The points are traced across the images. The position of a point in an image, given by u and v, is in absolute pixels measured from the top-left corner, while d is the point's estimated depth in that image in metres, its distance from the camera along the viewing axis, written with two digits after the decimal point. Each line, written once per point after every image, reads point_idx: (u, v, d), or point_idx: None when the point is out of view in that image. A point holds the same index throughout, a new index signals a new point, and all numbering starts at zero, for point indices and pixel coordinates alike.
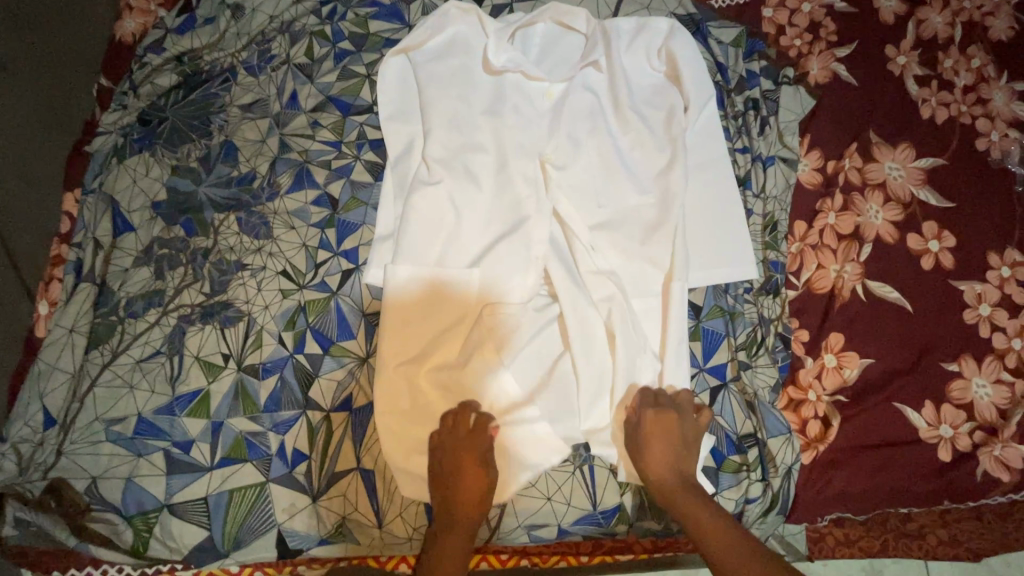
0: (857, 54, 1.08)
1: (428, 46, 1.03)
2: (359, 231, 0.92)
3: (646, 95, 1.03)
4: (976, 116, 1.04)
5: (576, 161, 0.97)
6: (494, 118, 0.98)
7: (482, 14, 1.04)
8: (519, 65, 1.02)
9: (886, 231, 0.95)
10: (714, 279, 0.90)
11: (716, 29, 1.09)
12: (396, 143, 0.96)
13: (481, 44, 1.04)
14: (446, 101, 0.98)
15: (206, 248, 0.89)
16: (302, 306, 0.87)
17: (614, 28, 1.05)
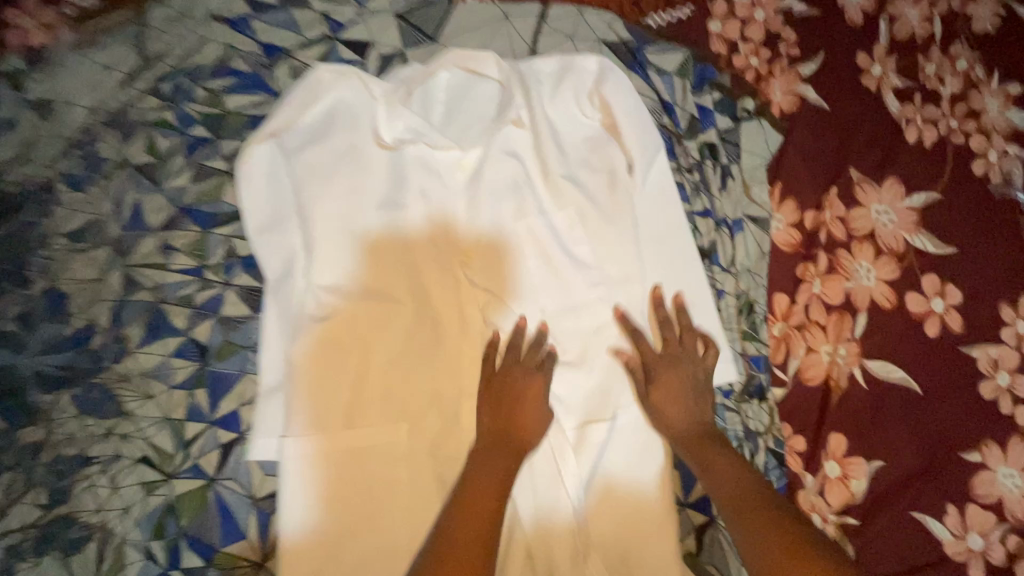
0: (825, 70, 0.90)
1: (302, 124, 0.81)
2: (239, 386, 0.73)
3: (583, 152, 0.85)
4: (969, 132, 0.87)
5: (506, 256, 0.80)
6: (398, 213, 0.79)
7: (366, 75, 0.83)
8: (422, 137, 0.83)
9: (880, 296, 0.80)
10: (684, 384, 0.71)
11: (655, 55, 0.90)
12: (272, 264, 0.74)
13: (369, 112, 0.83)
14: (333, 202, 0.78)
15: (34, 443, 0.65)
16: (172, 505, 0.68)
17: (533, 73, 0.85)
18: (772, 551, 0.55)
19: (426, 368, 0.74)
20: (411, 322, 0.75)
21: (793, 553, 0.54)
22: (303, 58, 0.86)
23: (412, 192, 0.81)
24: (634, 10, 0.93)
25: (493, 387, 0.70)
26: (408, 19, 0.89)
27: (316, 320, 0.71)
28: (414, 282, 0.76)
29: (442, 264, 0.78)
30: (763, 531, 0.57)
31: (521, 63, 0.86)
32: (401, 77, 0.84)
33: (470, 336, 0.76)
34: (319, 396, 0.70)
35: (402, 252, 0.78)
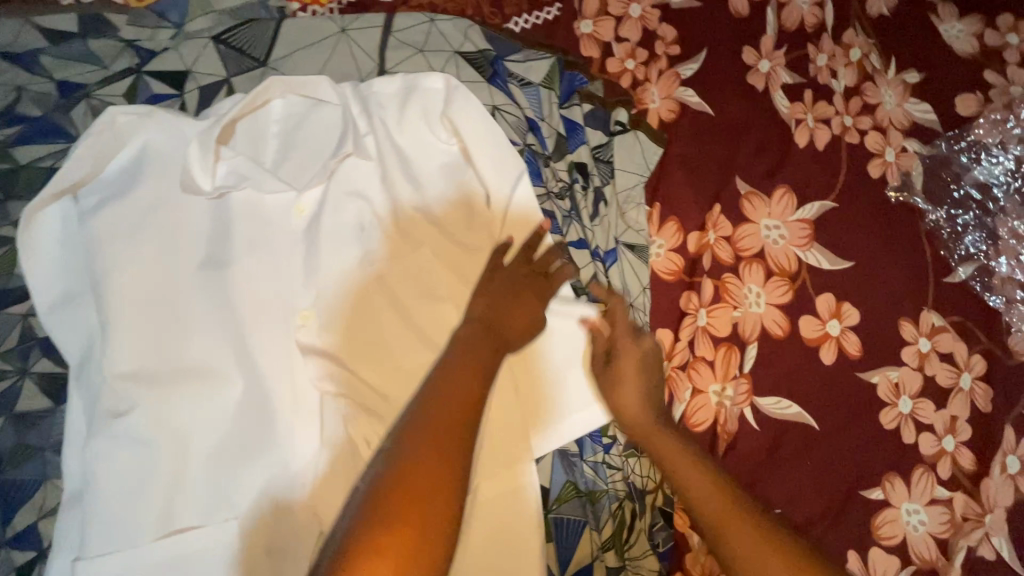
0: (708, 69, 0.81)
1: (104, 177, 0.70)
2: (38, 496, 0.64)
3: (436, 184, 0.74)
4: (865, 130, 0.79)
5: (350, 312, 0.70)
6: (222, 276, 0.69)
7: (174, 112, 0.71)
8: (247, 179, 0.71)
9: (772, 323, 0.72)
10: (546, 434, 0.66)
11: (517, 65, 0.80)
12: (73, 347, 0.66)
13: (181, 154, 0.71)
14: (139, 268, 0.67)
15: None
16: None
17: (377, 99, 0.75)
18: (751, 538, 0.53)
19: (251, 457, 0.64)
20: (233, 407, 0.66)
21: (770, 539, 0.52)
22: (105, 96, 0.75)
23: (237, 249, 0.70)
24: (495, 14, 0.83)
25: (484, 315, 0.61)
26: (230, 42, 0.77)
27: (114, 417, 0.62)
28: (240, 357, 0.67)
29: (273, 329, 0.68)
30: (735, 518, 0.55)
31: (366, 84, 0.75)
32: (218, 112, 0.72)
33: (304, 414, 0.66)
34: (122, 505, 0.61)
35: (226, 322, 0.68)
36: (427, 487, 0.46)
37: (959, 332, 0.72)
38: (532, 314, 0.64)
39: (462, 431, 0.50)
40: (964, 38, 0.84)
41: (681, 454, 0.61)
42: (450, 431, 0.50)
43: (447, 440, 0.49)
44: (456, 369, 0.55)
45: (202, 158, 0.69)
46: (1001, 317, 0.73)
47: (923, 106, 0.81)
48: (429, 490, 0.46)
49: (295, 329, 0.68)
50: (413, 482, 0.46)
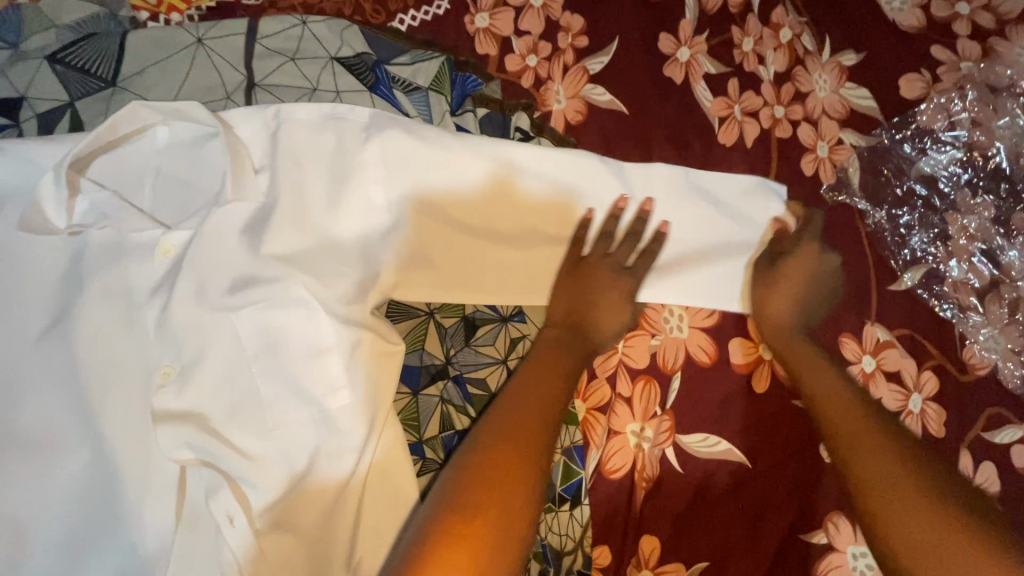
0: (619, 62, 0.72)
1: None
2: None
3: (337, 227, 0.63)
4: (799, 120, 0.71)
5: (219, 378, 0.59)
6: (61, 335, 0.59)
7: (28, 139, 0.60)
8: (107, 219, 0.60)
9: (698, 349, 0.64)
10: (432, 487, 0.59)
11: (404, 67, 0.71)
12: None
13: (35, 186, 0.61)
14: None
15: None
16: None
17: (290, 125, 0.61)
18: (887, 464, 0.51)
19: (96, 538, 0.57)
20: (69, 487, 0.57)
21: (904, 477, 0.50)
22: None
23: (97, 303, 0.60)
24: (378, 13, 0.74)
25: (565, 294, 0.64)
26: (68, 60, 0.68)
27: None
28: (82, 427, 0.58)
29: (129, 391, 0.59)
30: (869, 447, 0.53)
31: (282, 108, 0.61)
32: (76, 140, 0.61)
33: (156, 488, 0.58)
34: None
35: (84, 386, 0.59)
36: (493, 472, 0.47)
37: (908, 347, 0.64)
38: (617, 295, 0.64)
39: (534, 438, 0.51)
40: (907, 11, 0.75)
41: (818, 387, 0.59)
42: (517, 425, 0.52)
43: (518, 435, 0.51)
44: (541, 368, 0.57)
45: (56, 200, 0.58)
46: (953, 328, 0.65)
47: (861, 92, 0.72)
48: (505, 477, 0.47)
49: (155, 389, 0.58)
50: (495, 463, 0.48)
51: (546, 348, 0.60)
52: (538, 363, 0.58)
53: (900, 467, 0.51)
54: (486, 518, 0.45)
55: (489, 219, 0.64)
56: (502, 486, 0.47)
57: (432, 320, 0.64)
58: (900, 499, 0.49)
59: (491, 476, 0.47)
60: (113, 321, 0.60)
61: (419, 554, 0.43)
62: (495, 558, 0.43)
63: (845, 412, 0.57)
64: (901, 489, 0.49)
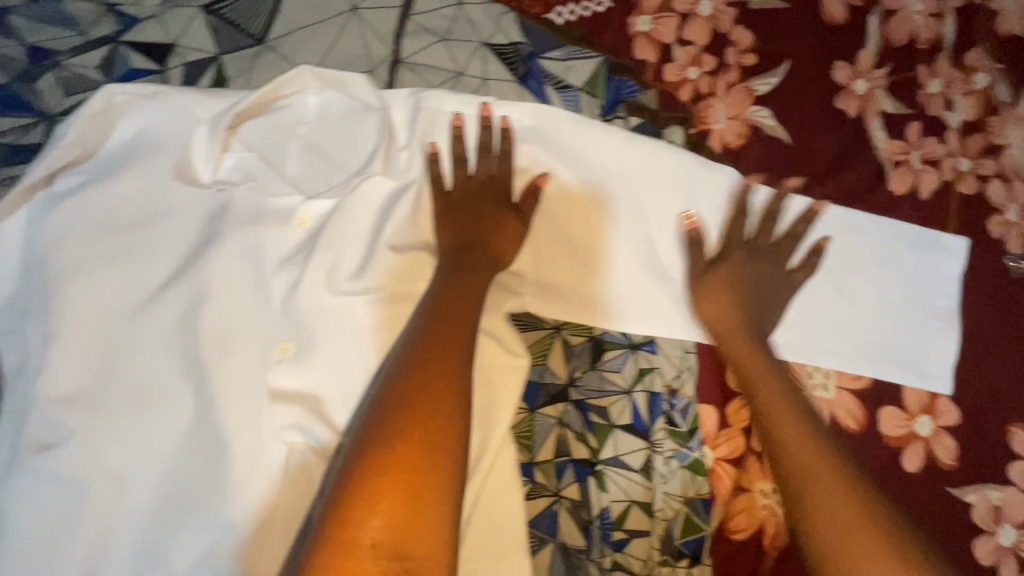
0: (789, 86, 0.66)
1: (95, 166, 0.60)
2: None
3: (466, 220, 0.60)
4: (983, 177, 0.64)
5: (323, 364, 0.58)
6: (187, 290, 0.58)
7: (188, 91, 0.61)
8: (252, 179, 0.62)
9: (844, 413, 0.60)
10: (543, 518, 0.55)
11: (556, 61, 0.67)
12: (8, 356, 0.57)
13: (183, 139, 0.62)
14: (98, 280, 0.57)
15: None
16: None
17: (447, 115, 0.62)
18: (838, 502, 0.46)
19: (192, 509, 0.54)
20: (168, 454, 0.54)
21: (858, 510, 0.46)
22: (76, 65, 0.65)
23: (223, 262, 0.59)
24: None
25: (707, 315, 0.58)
26: (222, 13, 0.67)
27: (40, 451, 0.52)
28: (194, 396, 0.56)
29: (246, 359, 0.57)
30: (825, 484, 0.48)
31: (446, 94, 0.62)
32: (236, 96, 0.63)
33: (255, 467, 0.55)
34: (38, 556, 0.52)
35: (197, 348, 0.57)
36: (426, 417, 0.45)
37: None
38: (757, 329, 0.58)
39: (452, 359, 0.49)
40: None
41: (782, 413, 0.53)
42: (436, 372, 0.48)
43: (436, 376, 0.48)
44: (457, 303, 0.53)
45: (211, 149, 0.61)
46: None
47: None
48: (430, 423, 0.45)
49: (270, 365, 0.57)
50: (413, 389, 0.46)
51: (446, 289, 0.54)
52: (441, 299, 0.53)
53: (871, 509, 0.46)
54: (417, 465, 0.43)
55: (582, 223, 0.61)
56: (426, 437, 0.44)
57: (558, 336, 0.61)
58: (858, 534, 0.45)
59: (416, 402, 0.46)
60: (236, 284, 0.59)
61: (351, 482, 0.42)
62: (432, 474, 0.43)
63: (814, 441, 0.50)
64: (858, 515, 0.45)
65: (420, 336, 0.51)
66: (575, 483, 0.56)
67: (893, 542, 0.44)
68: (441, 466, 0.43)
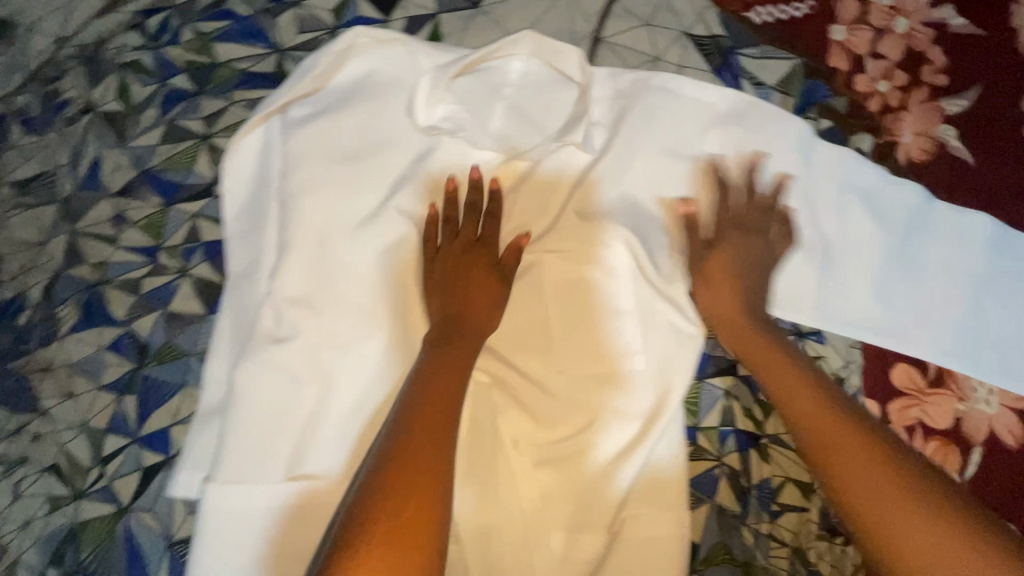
0: (981, 110, 0.68)
1: (326, 100, 0.67)
2: (172, 401, 0.62)
3: (659, 204, 0.66)
4: None
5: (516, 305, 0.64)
6: (399, 223, 0.64)
7: (420, 43, 0.67)
8: (461, 130, 0.68)
9: (1003, 430, 0.62)
10: (704, 479, 0.60)
11: (754, 59, 0.70)
12: (238, 255, 0.64)
13: (411, 85, 0.67)
14: (324, 202, 0.64)
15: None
16: (74, 531, 0.58)
17: (664, 101, 0.67)
18: (877, 481, 0.45)
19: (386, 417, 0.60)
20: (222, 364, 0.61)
21: (903, 488, 0.44)
22: (311, 7, 0.72)
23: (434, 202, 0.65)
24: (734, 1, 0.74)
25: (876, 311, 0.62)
26: None
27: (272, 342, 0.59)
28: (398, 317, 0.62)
29: None
30: (866, 472, 0.46)
31: (666, 82, 0.68)
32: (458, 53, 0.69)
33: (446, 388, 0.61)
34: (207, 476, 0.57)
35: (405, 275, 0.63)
36: (420, 492, 0.44)
37: None
38: (925, 332, 0.62)
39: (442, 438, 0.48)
40: None
41: (805, 403, 0.52)
42: (424, 456, 0.46)
43: (430, 448, 0.47)
44: (442, 394, 0.52)
45: (431, 96, 0.67)
46: None
47: None
48: (426, 494, 0.44)
49: None
50: (389, 466, 0.45)
51: (427, 361, 0.55)
52: (426, 373, 0.54)
53: (913, 484, 0.44)
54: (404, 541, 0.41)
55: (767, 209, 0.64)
56: (422, 513, 0.43)
57: None
58: (906, 510, 0.43)
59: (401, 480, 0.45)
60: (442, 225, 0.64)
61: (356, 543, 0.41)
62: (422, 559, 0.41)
63: (845, 426, 0.49)
64: (902, 502, 0.43)
65: (410, 418, 0.50)
66: (737, 452, 0.60)
67: (944, 517, 0.42)
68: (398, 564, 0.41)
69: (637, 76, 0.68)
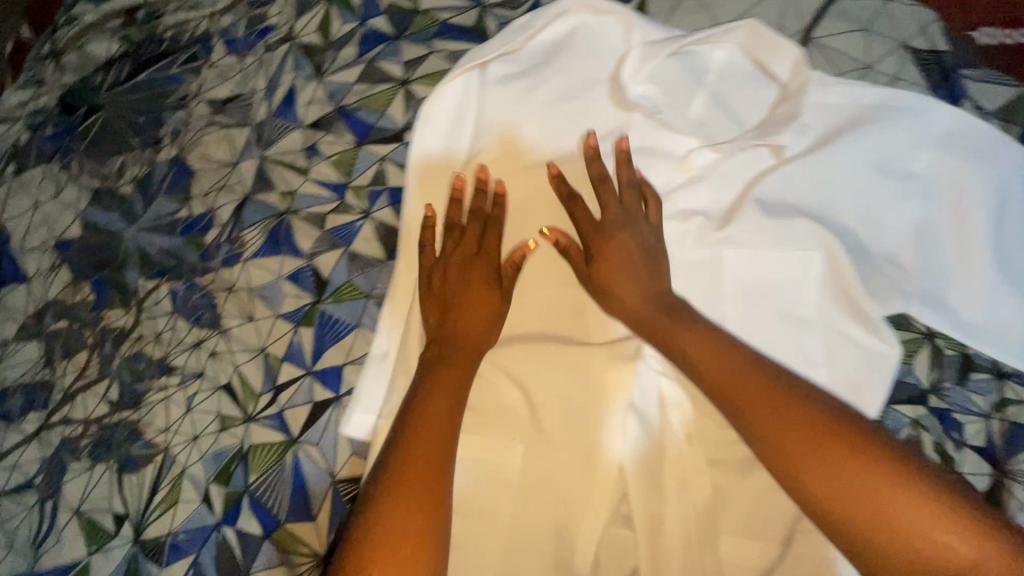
0: None
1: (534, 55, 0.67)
2: (348, 340, 0.62)
3: (860, 220, 0.63)
4: None
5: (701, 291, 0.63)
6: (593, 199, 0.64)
7: (634, 16, 0.66)
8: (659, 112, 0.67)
9: None
10: None
11: (977, 82, 0.66)
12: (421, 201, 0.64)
13: (619, 58, 0.67)
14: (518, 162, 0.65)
15: (137, 349, 0.59)
16: (244, 453, 0.58)
17: (881, 119, 0.64)
18: (844, 459, 0.44)
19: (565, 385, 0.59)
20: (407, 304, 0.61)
21: (864, 472, 0.43)
22: None
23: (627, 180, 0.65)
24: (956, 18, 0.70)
25: None
26: None
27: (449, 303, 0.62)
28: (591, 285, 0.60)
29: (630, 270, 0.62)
30: (836, 449, 0.44)
31: (889, 96, 0.64)
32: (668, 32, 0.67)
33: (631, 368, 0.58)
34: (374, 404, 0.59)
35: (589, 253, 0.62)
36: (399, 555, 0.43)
37: None
38: None
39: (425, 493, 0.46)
40: None
41: (740, 391, 0.49)
42: (401, 555, 0.43)
43: (412, 513, 0.45)
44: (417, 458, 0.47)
45: (637, 73, 0.66)
46: None
47: None
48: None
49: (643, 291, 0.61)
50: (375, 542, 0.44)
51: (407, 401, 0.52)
52: (410, 418, 0.50)
53: (882, 464, 0.43)
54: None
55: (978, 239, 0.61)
56: None
57: (930, 343, 0.61)
58: (879, 492, 0.42)
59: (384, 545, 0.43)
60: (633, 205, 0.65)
61: None
62: None
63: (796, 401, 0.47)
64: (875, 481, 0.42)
65: (392, 485, 0.46)
66: None
67: (893, 452, 0.44)
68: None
69: (851, 87, 0.65)
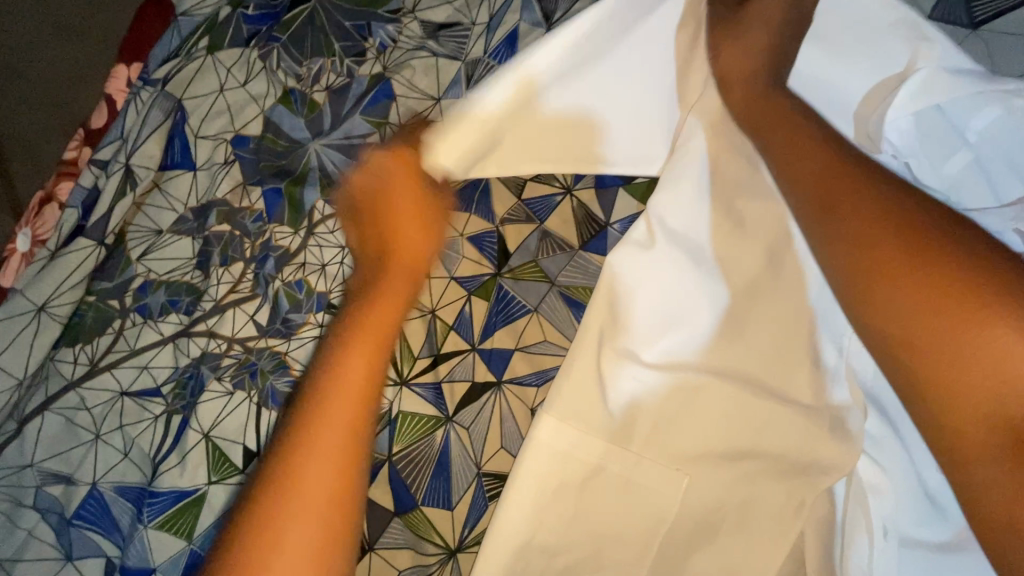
0: None
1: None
2: (519, 323, 0.56)
3: None
4: None
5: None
6: None
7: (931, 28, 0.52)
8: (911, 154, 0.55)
9: None
10: None
11: None
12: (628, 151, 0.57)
13: (892, 74, 0.54)
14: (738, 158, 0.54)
15: (299, 276, 0.54)
16: (392, 418, 0.53)
17: None
18: (919, 274, 0.35)
19: (763, 429, 0.51)
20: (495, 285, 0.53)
21: (947, 300, 0.33)
22: None
23: None
24: None
25: None
26: None
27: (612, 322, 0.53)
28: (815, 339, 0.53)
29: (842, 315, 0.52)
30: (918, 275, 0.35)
31: None
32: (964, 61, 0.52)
33: (851, 438, 0.51)
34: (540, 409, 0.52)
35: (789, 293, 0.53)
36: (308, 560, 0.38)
37: None
38: None
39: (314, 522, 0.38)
40: None
41: (842, 192, 0.41)
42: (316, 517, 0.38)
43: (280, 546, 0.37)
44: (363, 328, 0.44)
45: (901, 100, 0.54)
46: None
47: None
48: None
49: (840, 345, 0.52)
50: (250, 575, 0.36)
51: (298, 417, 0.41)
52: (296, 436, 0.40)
53: (980, 289, 0.33)
54: (314, 487, 0.38)
55: None
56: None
57: None
58: (948, 321, 0.33)
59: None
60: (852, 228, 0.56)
61: None
62: None
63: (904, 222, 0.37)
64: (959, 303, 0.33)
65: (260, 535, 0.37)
66: None
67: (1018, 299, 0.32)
68: (321, 528, 0.38)
69: None
